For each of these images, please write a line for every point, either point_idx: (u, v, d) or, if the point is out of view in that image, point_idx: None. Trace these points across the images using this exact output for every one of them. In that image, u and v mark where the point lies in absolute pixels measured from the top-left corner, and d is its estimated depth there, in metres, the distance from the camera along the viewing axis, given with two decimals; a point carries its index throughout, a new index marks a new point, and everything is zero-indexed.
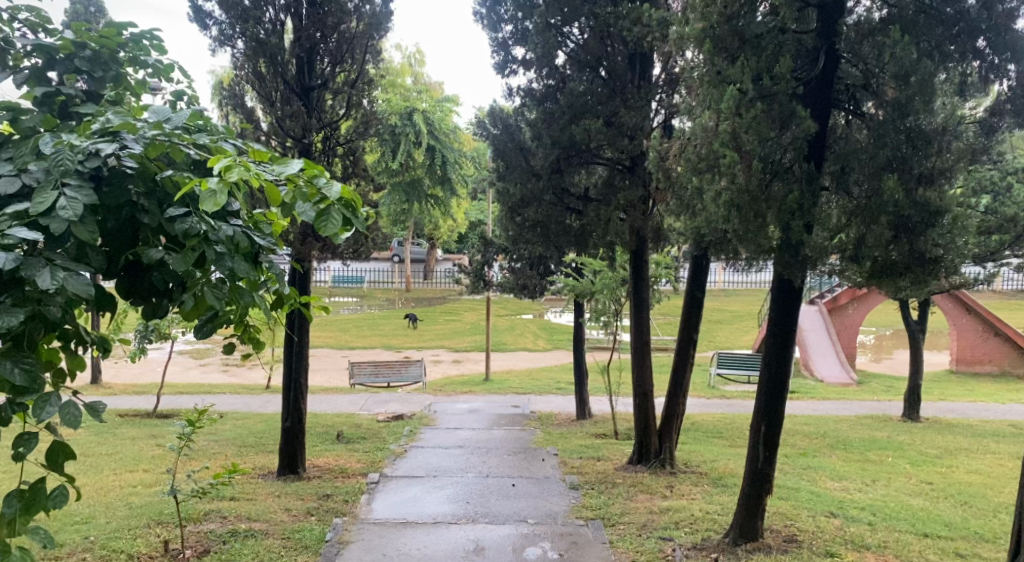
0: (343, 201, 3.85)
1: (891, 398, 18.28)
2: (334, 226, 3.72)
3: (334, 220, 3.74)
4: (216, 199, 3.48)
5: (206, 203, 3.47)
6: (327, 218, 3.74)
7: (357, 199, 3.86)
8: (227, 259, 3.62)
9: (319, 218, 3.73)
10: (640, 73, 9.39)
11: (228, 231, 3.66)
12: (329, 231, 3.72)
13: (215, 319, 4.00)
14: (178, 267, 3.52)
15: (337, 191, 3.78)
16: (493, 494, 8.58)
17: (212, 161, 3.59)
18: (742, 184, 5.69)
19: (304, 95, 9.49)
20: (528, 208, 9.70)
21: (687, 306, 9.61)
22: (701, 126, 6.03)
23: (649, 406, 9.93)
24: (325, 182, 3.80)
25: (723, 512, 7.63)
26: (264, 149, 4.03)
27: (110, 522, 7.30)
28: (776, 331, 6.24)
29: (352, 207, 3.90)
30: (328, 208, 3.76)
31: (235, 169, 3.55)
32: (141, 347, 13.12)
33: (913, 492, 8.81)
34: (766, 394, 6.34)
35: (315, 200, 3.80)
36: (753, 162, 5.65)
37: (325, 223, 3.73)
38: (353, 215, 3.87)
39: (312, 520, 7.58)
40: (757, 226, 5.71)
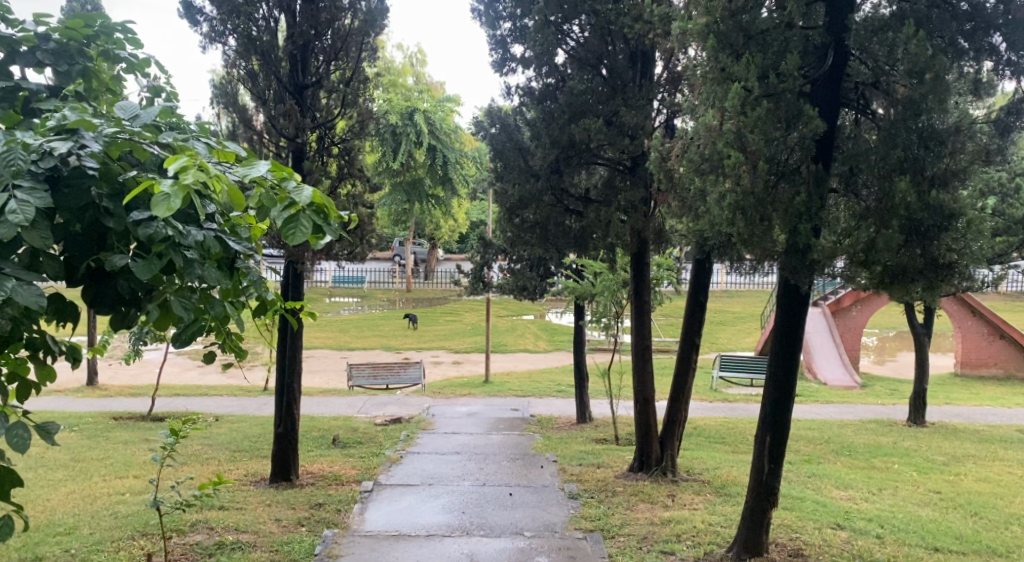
0: (314, 206, 3.66)
1: (896, 402, 18.04)
2: (301, 235, 3.52)
3: (303, 227, 3.54)
4: (169, 204, 3.23)
5: (157, 208, 3.23)
6: (295, 225, 3.53)
7: (329, 205, 3.66)
8: (196, 267, 3.48)
9: (287, 224, 3.53)
10: (642, 72, 9.15)
11: (198, 236, 3.50)
12: (296, 239, 3.52)
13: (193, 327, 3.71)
14: (141, 275, 3.32)
15: (307, 196, 3.58)
16: (490, 504, 8.35)
17: (169, 160, 3.35)
18: (747, 185, 5.44)
19: (297, 93, 9.23)
20: (527, 209, 9.45)
21: (690, 310, 9.37)
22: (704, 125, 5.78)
23: (650, 412, 9.70)
24: (295, 186, 3.60)
25: (726, 524, 7.40)
26: (236, 149, 3.82)
27: (94, 533, 7.09)
28: (783, 338, 5.99)
29: (324, 214, 3.70)
30: (296, 214, 3.56)
31: (191, 170, 3.30)
32: (133, 350, 12.89)
33: (922, 502, 8.58)
34: (771, 404, 6.09)
35: (284, 206, 3.61)
36: (759, 162, 5.41)
37: (292, 231, 3.53)
38: (324, 222, 3.66)
39: (302, 532, 7.36)
40: (763, 229, 5.46)
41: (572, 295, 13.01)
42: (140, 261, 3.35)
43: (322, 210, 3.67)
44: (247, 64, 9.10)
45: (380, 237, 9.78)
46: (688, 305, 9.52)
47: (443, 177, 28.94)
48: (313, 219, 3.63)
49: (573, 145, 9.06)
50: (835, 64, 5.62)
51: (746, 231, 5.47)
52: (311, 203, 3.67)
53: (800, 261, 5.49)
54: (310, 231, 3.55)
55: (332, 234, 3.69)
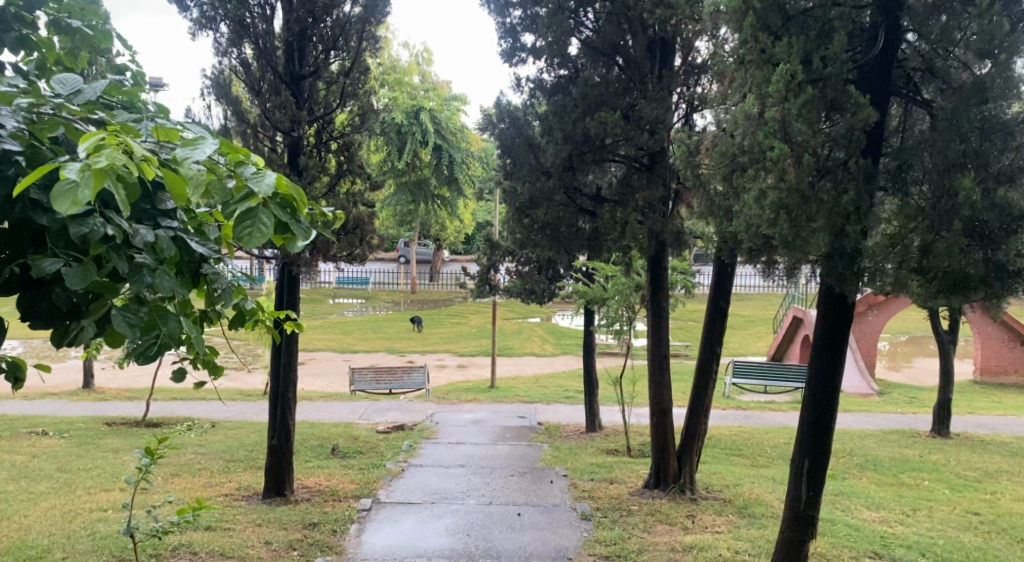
0: (278, 198, 3.13)
1: (916, 410, 17.47)
2: (259, 235, 2.97)
3: (263, 224, 2.99)
4: (75, 195, 2.69)
5: (61, 200, 2.71)
6: (252, 223, 2.99)
7: (295, 196, 3.12)
8: (145, 275, 2.93)
9: (240, 221, 3.00)
10: (660, 63, 8.54)
11: (147, 236, 2.96)
12: (253, 240, 2.97)
13: (162, 341, 3.14)
14: (74, 285, 2.82)
15: (268, 185, 3.04)
16: (497, 525, 7.79)
17: (84, 139, 2.83)
18: (791, 182, 4.84)
19: (294, 84, 8.67)
20: (537, 209, 8.81)
21: (710, 316, 8.80)
22: (742, 114, 5.19)
23: (668, 425, 9.11)
24: (252, 173, 3.07)
25: (754, 553, 6.86)
26: (185, 129, 3.26)
27: (68, 557, 6.56)
28: (824, 352, 5.41)
29: (292, 209, 3.18)
30: (253, 208, 3.02)
31: (105, 150, 2.76)
32: None
33: (962, 526, 8.03)
34: (810, 423, 5.51)
35: (241, 196, 3.07)
36: (804, 155, 4.83)
37: (247, 230, 2.98)
38: (290, 218, 3.12)
39: (295, 557, 6.83)
40: (808, 231, 4.84)
41: (582, 301, 12.47)
42: (73, 266, 2.85)
43: (290, 205, 3.15)
44: (240, 53, 8.54)
45: (381, 239, 9.11)
46: (707, 312, 8.94)
47: (449, 176, 28.46)
48: (276, 214, 3.09)
49: (587, 141, 8.47)
50: (888, 47, 5.02)
51: (788, 234, 4.84)
52: (274, 193, 3.14)
53: (848, 268, 4.86)
54: (272, 229, 3.00)
55: (301, 235, 3.16)
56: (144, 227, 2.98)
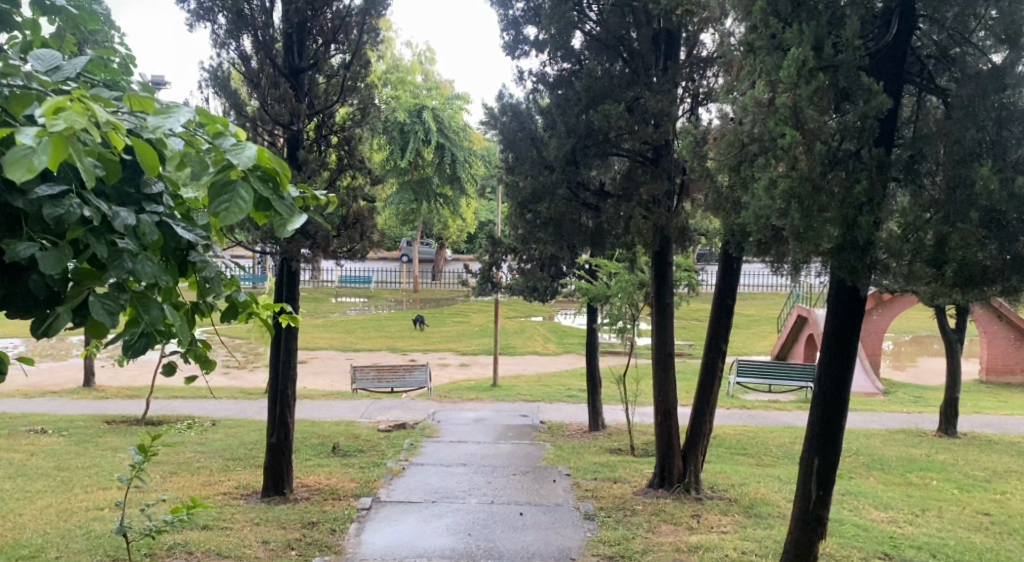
0: (259, 171, 3.01)
1: (921, 410, 17.33)
2: (236, 210, 2.91)
3: (240, 199, 2.93)
4: (31, 162, 2.59)
5: (15, 167, 2.61)
6: (231, 198, 2.89)
7: (278, 170, 3.00)
8: (126, 261, 2.82)
9: (217, 196, 2.89)
10: (666, 55, 8.41)
11: (127, 218, 2.86)
12: (232, 216, 2.87)
13: (150, 329, 2.95)
14: (50, 269, 2.73)
15: (248, 158, 2.92)
16: (499, 525, 7.65)
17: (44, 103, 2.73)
18: (803, 170, 4.69)
19: (293, 77, 8.52)
20: (539, 204, 8.62)
21: (716, 314, 8.67)
22: (751, 100, 5.05)
23: (672, 424, 8.97)
24: (232, 145, 2.95)
25: (761, 554, 6.74)
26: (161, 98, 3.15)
27: (62, 558, 6.43)
28: (834, 349, 5.27)
29: (274, 184, 3.05)
30: (232, 182, 2.92)
31: (64, 114, 2.64)
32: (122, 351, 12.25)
33: (972, 527, 7.91)
34: (819, 422, 5.38)
35: (219, 169, 2.95)
36: (815, 143, 4.68)
37: (224, 206, 2.92)
38: (273, 194, 3.01)
39: (292, 556, 6.70)
40: (819, 222, 4.68)
41: (586, 298, 12.33)
42: (48, 250, 2.76)
43: (272, 179, 3.04)
44: (238, 45, 8.37)
45: (382, 234, 8.96)
46: (712, 309, 8.81)
47: (452, 175, 28.35)
48: (257, 188, 2.98)
49: (591, 134, 8.32)
50: (901, 34, 4.89)
51: (799, 225, 4.68)
52: (254, 166, 3.02)
53: (860, 261, 4.69)
54: (250, 203, 2.94)
55: (285, 212, 3.05)
56: (124, 209, 2.87)
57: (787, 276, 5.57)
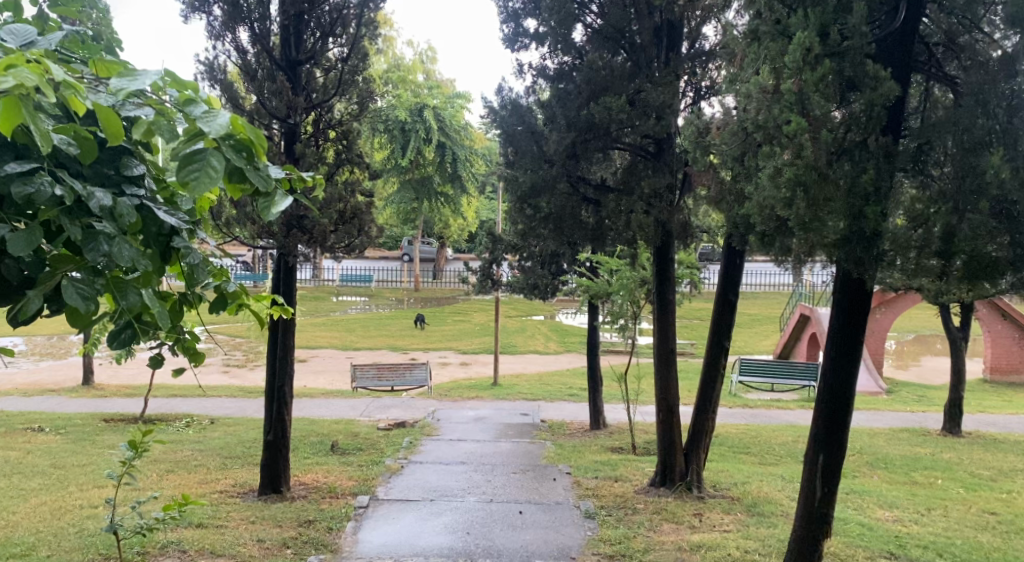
0: (233, 140, 2.89)
1: (925, 409, 17.20)
2: (206, 180, 2.76)
3: (212, 167, 2.78)
4: None
5: None
6: (200, 168, 2.77)
7: (250, 135, 2.88)
8: (101, 243, 2.73)
9: (185, 165, 2.78)
10: (668, 47, 8.28)
11: (102, 199, 2.76)
12: (201, 186, 2.76)
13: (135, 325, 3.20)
14: (18, 250, 2.66)
15: (220, 125, 2.79)
16: (497, 523, 7.54)
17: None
18: (809, 158, 4.54)
19: (290, 70, 8.40)
20: (540, 198, 8.58)
21: (719, 310, 8.57)
22: (752, 87, 4.91)
23: (674, 421, 8.85)
24: (203, 113, 2.82)
25: (765, 552, 6.63)
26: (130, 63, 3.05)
27: (54, 555, 6.33)
28: (839, 343, 5.15)
29: (249, 155, 2.93)
30: (203, 150, 2.80)
31: (15, 71, 2.58)
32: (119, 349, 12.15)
33: (979, 526, 7.81)
34: (825, 419, 5.26)
35: (190, 137, 2.83)
36: (821, 131, 4.55)
37: (193, 176, 2.77)
38: (246, 163, 2.89)
39: (288, 555, 6.60)
40: (825, 213, 4.56)
41: (587, 296, 12.22)
42: (18, 231, 2.69)
43: (247, 149, 2.92)
44: (233, 37, 8.25)
45: (380, 229, 8.84)
46: (715, 305, 8.70)
47: (453, 174, 28.26)
48: (230, 158, 2.86)
49: (591, 127, 8.20)
50: (909, 20, 4.77)
51: (804, 215, 4.56)
52: (227, 136, 2.88)
53: (867, 252, 4.62)
54: (222, 172, 2.79)
55: (259, 183, 2.94)
56: (100, 189, 2.78)
57: (791, 269, 5.46)
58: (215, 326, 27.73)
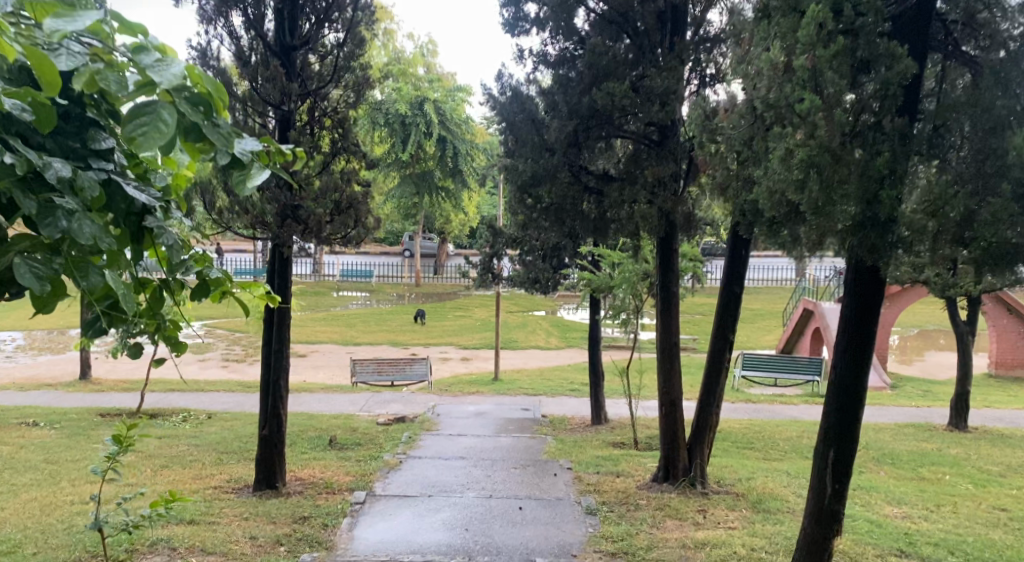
0: (189, 93, 2.72)
1: (930, 404, 17.03)
2: (156, 134, 2.61)
3: (162, 121, 2.62)
4: None
5: None
6: (150, 124, 2.61)
7: (204, 82, 2.72)
8: (58, 217, 2.60)
9: (132, 118, 2.62)
10: (672, 33, 8.05)
11: (56, 168, 2.62)
12: (150, 142, 2.60)
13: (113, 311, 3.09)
14: None
15: (173, 75, 2.63)
16: (497, 519, 7.36)
17: None
18: (822, 139, 4.39)
19: (284, 55, 8.18)
20: (540, 187, 8.37)
21: (724, 302, 8.37)
22: (767, 62, 4.79)
23: (678, 416, 8.67)
24: (154, 61, 2.65)
25: (772, 550, 6.45)
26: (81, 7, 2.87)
27: (41, 553, 6.16)
28: (852, 333, 4.95)
29: (207, 110, 2.77)
30: (153, 103, 2.63)
31: None
32: None
33: (990, 523, 7.65)
34: (836, 414, 5.07)
35: (140, 89, 2.66)
36: (835, 110, 4.39)
37: (142, 130, 2.61)
38: (203, 117, 2.73)
39: (280, 553, 6.44)
40: (838, 196, 4.41)
41: (588, 289, 12.04)
42: None
43: (204, 102, 2.75)
44: (227, 22, 8.06)
45: (377, 220, 8.61)
46: (720, 298, 8.50)
47: (454, 168, 28.09)
48: (185, 112, 2.70)
49: (594, 114, 8.05)
50: None
51: (818, 198, 4.43)
52: (183, 88, 2.73)
53: (881, 238, 4.44)
54: (172, 126, 2.63)
55: (219, 140, 2.78)
56: (58, 159, 2.65)
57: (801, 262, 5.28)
58: (215, 321, 27.56)
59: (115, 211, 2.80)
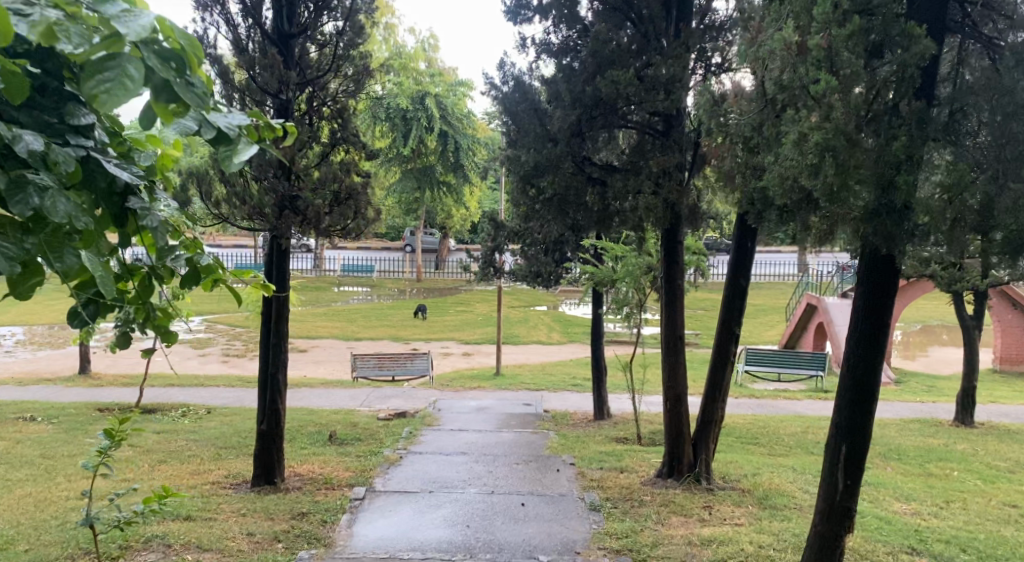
0: (159, 47, 2.63)
1: (935, 399, 16.88)
2: (120, 90, 2.51)
3: (128, 76, 2.53)
4: None
5: None
6: (114, 78, 2.51)
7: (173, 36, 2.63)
8: (30, 193, 2.53)
9: (95, 74, 2.53)
10: (677, 19, 7.88)
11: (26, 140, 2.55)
12: (116, 98, 2.51)
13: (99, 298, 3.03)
14: None
15: (141, 27, 2.53)
16: (498, 516, 7.23)
17: None
18: (838, 122, 4.27)
19: (282, 43, 8.04)
20: (543, 177, 8.17)
21: (730, 295, 8.23)
22: (780, 41, 4.66)
23: (682, 410, 8.53)
24: (121, 12, 2.55)
25: (780, 547, 6.32)
26: None
27: (32, 550, 6.03)
28: (866, 326, 4.81)
29: (180, 65, 2.68)
30: (118, 55, 2.53)
31: None
32: None
33: (1001, 520, 7.53)
34: (848, 409, 4.92)
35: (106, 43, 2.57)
36: (851, 91, 4.27)
37: (105, 86, 2.52)
38: (174, 72, 2.64)
39: (278, 550, 6.31)
40: (853, 181, 4.27)
41: (591, 283, 11.88)
42: None
43: (176, 58, 2.66)
44: (224, 9, 7.92)
45: (378, 212, 8.44)
46: (726, 292, 8.35)
47: (455, 163, 27.94)
48: (155, 66, 2.61)
49: (597, 103, 7.91)
50: None
51: (833, 182, 4.26)
52: (153, 42, 2.64)
53: (897, 226, 4.30)
54: (139, 80, 2.54)
55: (194, 99, 2.71)
56: (28, 132, 2.58)
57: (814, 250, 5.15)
58: (215, 316, 27.42)
59: (95, 189, 2.74)
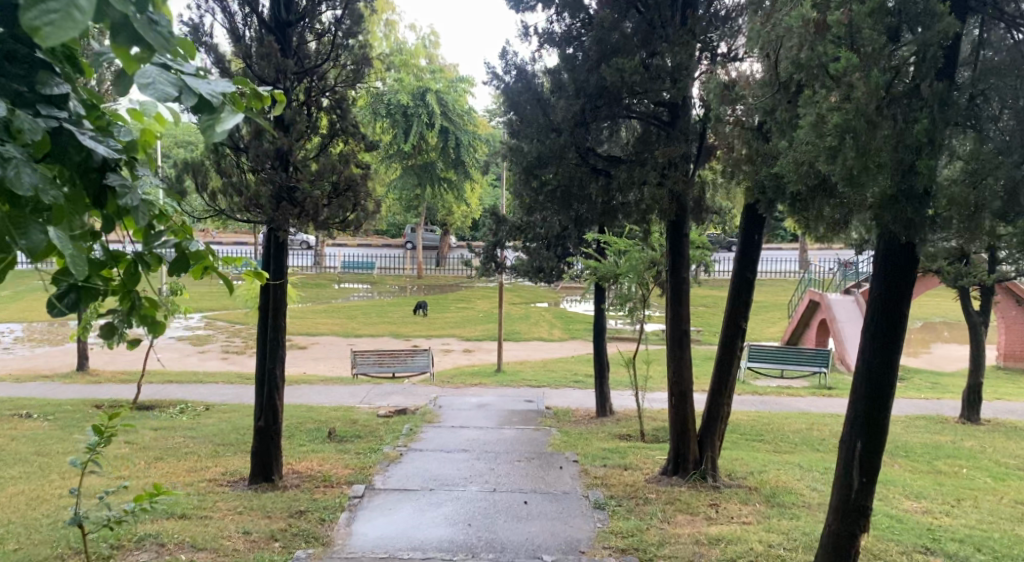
0: None
1: (941, 396, 16.71)
2: (65, 23, 2.35)
3: (75, 7, 2.36)
4: None
5: None
6: (59, 9, 2.35)
7: None
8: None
9: (38, 3, 2.35)
10: (684, 5, 7.66)
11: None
12: (61, 29, 2.35)
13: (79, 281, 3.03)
14: None
15: None
16: (501, 514, 7.06)
17: None
18: (858, 105, 4.14)
19: (279, 32, 7.85)
20: (546, 169, 8.06)
21: (737, 289, 8.07)
22: (800, 17, 4.66)
23: (687, 406, 8.36)
24: None
25: (791, 547, 6.16)
26: None
27: (21, 549, 5.87)
28: (880, 320, 4.66)
29: (140, 5, 2.59)
30: None
31: None
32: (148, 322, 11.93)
33: (1015, 518, 7.36)
34: (864, 406, 4.78)
35: None
36: (871, 69, 4.16)
37: (49, 18, 2.35)
38: (132, 12, 2.55)
39: (275, 550, 6.14)
40: (873, 165, 4.15)
41: (594, 278, 11.71)
42: None
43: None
44: None
45: (378, 204, 8.27)
46: (732, 285, 8.19)
47: (456, 159, 27.73)
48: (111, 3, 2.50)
49: (602, 92, 7.72)
50: None
51: (854, 166, 4.15)
52: None
53: (917, 212, 4.24)
54: (87, 11, 2.37)
55: (157, 40, 2.60)
56: None
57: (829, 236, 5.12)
58: (214, 313, 27.25)
59: (68, 162, 2.76)
